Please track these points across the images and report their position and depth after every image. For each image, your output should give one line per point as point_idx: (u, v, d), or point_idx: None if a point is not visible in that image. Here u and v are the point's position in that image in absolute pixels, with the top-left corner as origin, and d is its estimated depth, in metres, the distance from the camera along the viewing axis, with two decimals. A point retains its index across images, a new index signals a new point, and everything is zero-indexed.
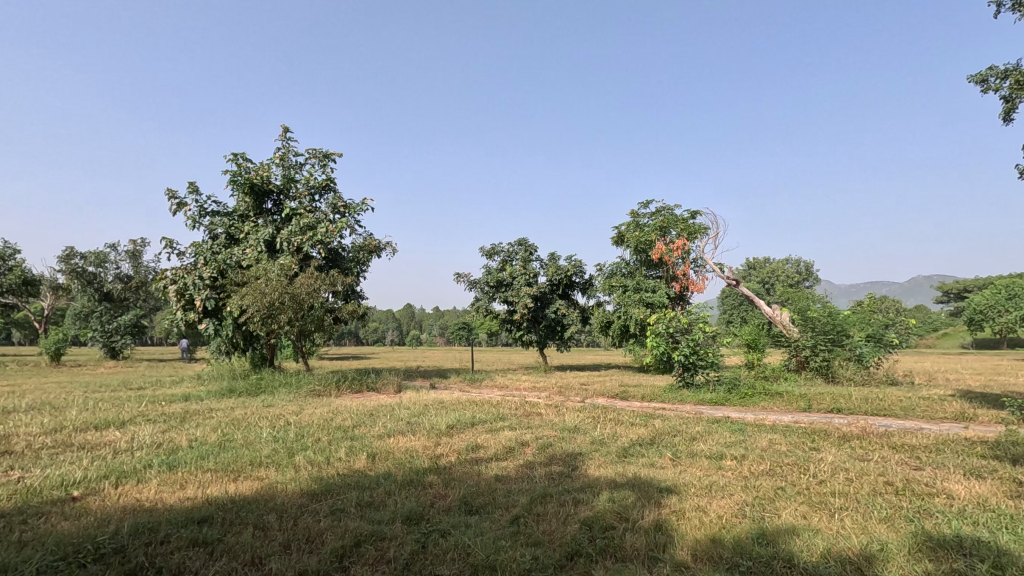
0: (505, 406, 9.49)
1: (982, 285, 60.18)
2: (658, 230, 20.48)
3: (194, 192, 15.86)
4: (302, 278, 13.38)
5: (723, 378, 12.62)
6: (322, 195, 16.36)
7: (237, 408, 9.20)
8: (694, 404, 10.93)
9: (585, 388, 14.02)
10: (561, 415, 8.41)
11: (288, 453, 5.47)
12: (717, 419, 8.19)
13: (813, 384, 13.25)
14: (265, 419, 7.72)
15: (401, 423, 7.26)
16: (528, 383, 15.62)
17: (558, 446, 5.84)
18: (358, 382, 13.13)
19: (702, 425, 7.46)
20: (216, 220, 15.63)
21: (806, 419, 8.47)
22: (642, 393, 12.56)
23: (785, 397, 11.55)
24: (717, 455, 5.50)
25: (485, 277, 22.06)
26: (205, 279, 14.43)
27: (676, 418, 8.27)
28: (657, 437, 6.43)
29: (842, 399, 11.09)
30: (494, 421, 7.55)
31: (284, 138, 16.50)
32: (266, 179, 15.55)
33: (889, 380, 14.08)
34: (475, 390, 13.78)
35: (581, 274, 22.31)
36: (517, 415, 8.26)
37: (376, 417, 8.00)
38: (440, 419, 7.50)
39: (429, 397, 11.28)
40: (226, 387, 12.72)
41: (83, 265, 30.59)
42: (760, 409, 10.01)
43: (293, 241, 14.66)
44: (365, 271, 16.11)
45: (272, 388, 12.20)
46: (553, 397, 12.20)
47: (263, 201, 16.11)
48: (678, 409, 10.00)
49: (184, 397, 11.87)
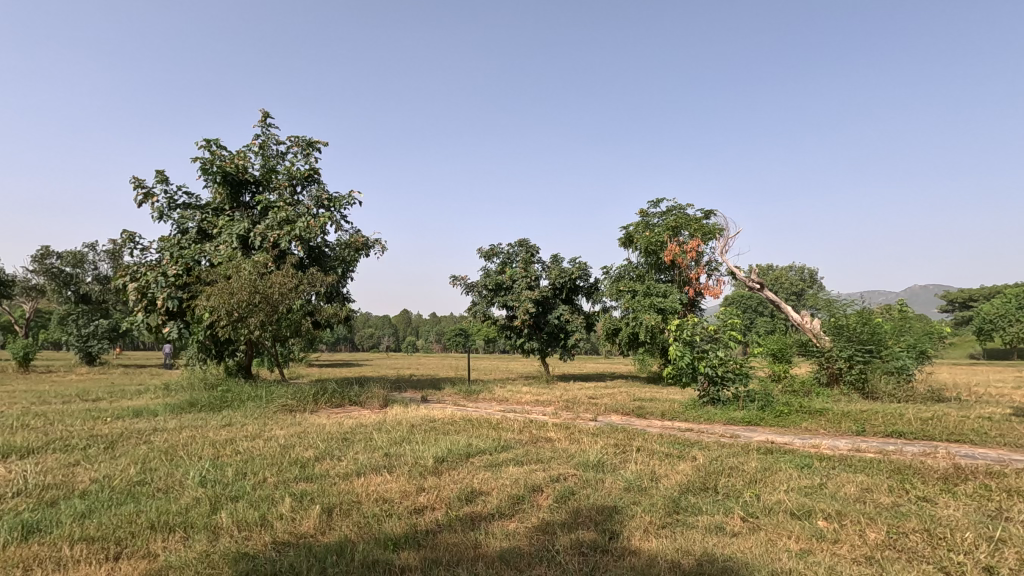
0: (507, 429, 7.95)
1: (989, 295, 58.97)
2: (669, 230, 19.06)
3: (161, 181, 14.36)
4: (277, 275, 11.88)
5: (754, 394, 11.13)
6: (305, 187, 14.93)
7: (185, 430, 7.67)
8: (725, 425, 9.47)
9: (594, 403, 12.52)
10: (576, 441, 6.91)
11: (211, 508, 3.94)
12: (768, 449, 6.70)
13: (853, 401, 11.80)
14: (209, 447, 6.19)
15: (378, 454, 5.74)
16: (531, 396, 14.11)
17: (583, 496, 4.31)
18: (338, 395, 11.63)
19: (756, 459, 5.97)
20: (186, 214, 14.16)
21: (875, 449, 6.98)
22: (661, 409, 11.10)
23: (827, 417, 10.06)
24: (804, 512, 3.97)
25: (484, 280, 20.61)
26: (169, 277, 12.89)
27: (718, 447, 6.78)
28: (710, 478, 4.91)
29: (895, 421, 9.59)
30: (496, 452, 6.04)
31: (264, 124, 15.09)
32: (242, 168, 14.12)
33: (934, 396, 12.56)
34: (472, 405, 12.28)
35: (586, 277, 20.87)
36: (523, 442, 6.77)
37: (348, 444, 6.50)
38: (429, 449, 6.00)
39: (419, 415, 9.76)
40: (189, 399, 11.16)
41: (60, 265, 29.12)
42: (807, 433, 8.53)
43: (270, 236, 13.21)
44: (352, 270, 14.66)
45: (239, 402, 10.66)
46: (560, 414, 10.68)
47: (240, 193, 14.67)
48: (710, 432, 8.55)
49: (136, 411, 10.30)
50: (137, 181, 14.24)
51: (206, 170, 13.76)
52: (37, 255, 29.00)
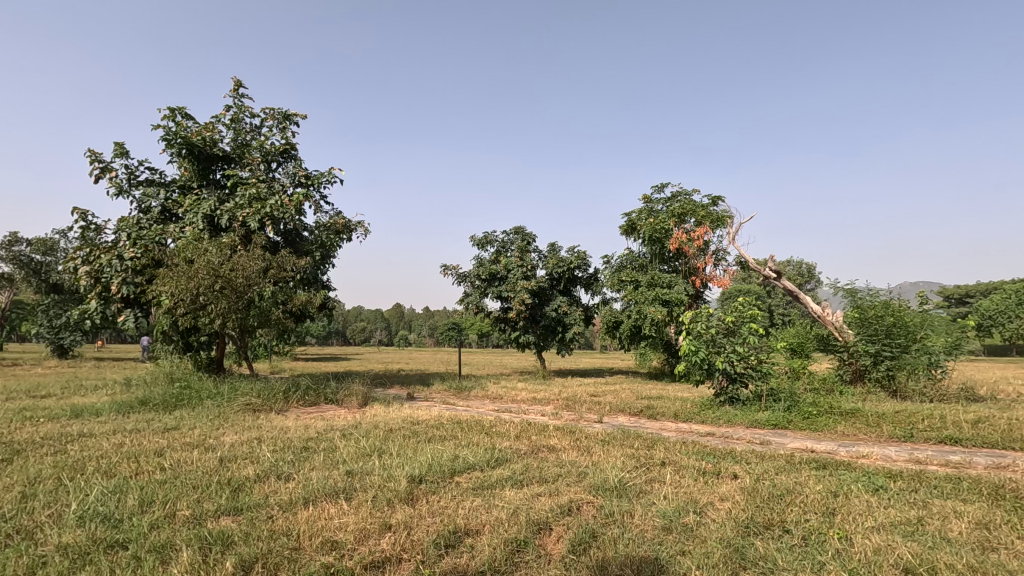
0: (502, 436, 6.73)
1: (987, 291, 58.47)
2: (674, 217, 17.87)
3: (121, 154, 12.95)
4: (243, 257, 10.63)
5: (778, 393, 9.93)
6: (281, 163, 13.64)
7: (115, 436, 6.38)
8: (750, 430, 8.34)
9: (598, 402, 11.36)
10: (585, 453, 5.73)
11: (69, 568, 2.69)
12: (820, 463, 5.53)
13: (883, 401, 10.70)
14: (129, 461, 4.91)
15: (338, 472, 4.51)
16: (528, 393, 12.93)
17: (611, 541, 3.10)
18: (313, 392, 10.42)
19: (812, 477, 4.80)
20: (148, 192, 12.84)
21: (944, 464, 5.82)
22: (673, 410, 9.91)
23: (862, 420, 8.91)
24: (926, 569, 2.80)
25: (477, 270, 19.41)
26: (125, 260, 11.56)
27: (757, 460, 5.62)
28: (770, 509, 3.72)
29: (942, 425, 8.44)
30: (490, 469, 4.84)
31: (236, 94, 13.71)
32: (211, 140, 12.78)
33: (969, 394, 11.47)
34: (462, 405, 11.10)
35: (585, 268, 19.71)
36: (522, 454, 5.58)
37: (307, 457, 5.28)
38: (405, 464, 4.79)
39: (401, 417, 8.54)
40: (142, 396, 9.87)
41: (29, 253, 27.59)
42: (849, 440, 7.41)
43: (238, 215, 11.95)
44: (331, 255, 13.46)
45: (197, 400, 9.36)
46: (562, 416, 9.49)
47: (209, 170, 13.33)
48: (737, 439, 7.39)
49: (77, 411, 9.00)
50: (94, 155, 12.86)
51: (169, 141, 12.38)
52: (4, 242, 27.45)
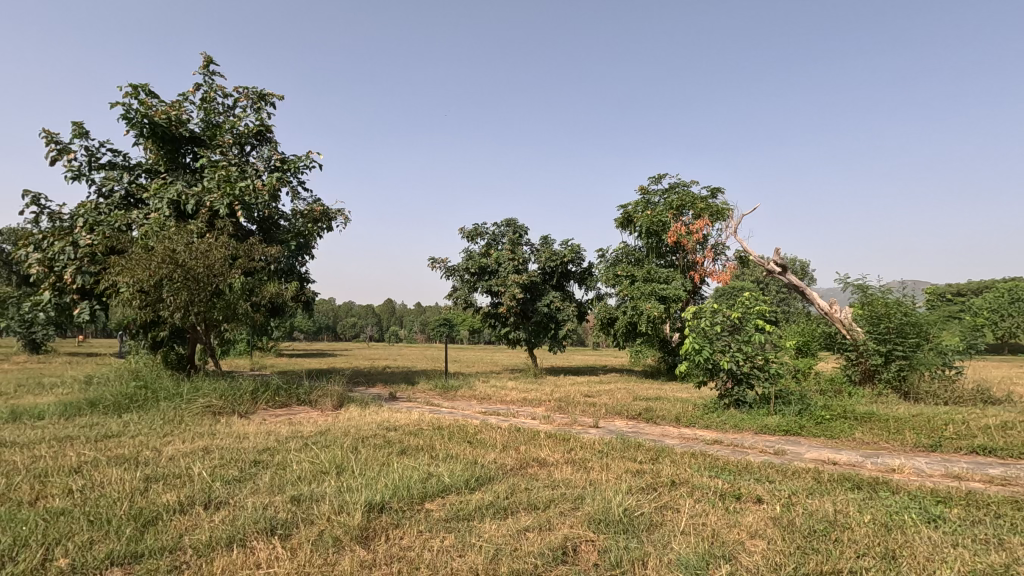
0: (486, 447, 5.93)
1: (978, 290, 58.46)
2: (671, 209, 17.13)
3: (80, 135, 11.99)
4: (206, 245, 9.73)
5: (787, 396, 9.20)
6: (255, 146, 12.73)
7: (40, 446, 5.53)
8: (760, 437, 7.61)
9: (592, 403, 10.61)
10: (580, 469, 4.94)
11: None
12: (853, 482, 4.79)
13: (897, 404, 10.01)
14: (33, 482, 4.08)
15: (281, 498, 3.69)
16: (518, 393, 12.16)
17: None
18: (284, 393, 9.58)
19: (851, 503, 4.04)
20: (110, 175, 11.90)
21: (991, 482, 5.09)
22: (674, 413, 9.17)
23: (879, 426, 8.22)
24: None
25: (465, 263, 18.59)
26: (79, 247, 10.60)
27: (780, 478, 4.86)
28: (819, 554, 2.94)
29: (969, 431, 7.74)
30: (469, 492, 4.04)
31: (207, 71, 12.74)
32: (177, 120, 11.83)
33: (984, 395, 10.83)
34: (447, 407, 10.31)
35: (579, 262, 18.93)
36: (508, 471, 4.78)
37: (255, 475, 4.46)
38: (367, 486, 3.98)
39: (377, 421, 7.73)
40: (93, 397, 8.96)
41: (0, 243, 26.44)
42: (872, 450, 6.69)
43: (205, 200, 11.05)
44: (308, 245, 12.62)
45: (153, 401, 8.48)
46: (554, 420, 8.71)
47: (177, 152, 12.40)
48: (749, 450, 6.62)
49: (16, 413, 8.08)
50: (49, 135, 11.86)
51: (131, 119, 11.41)
52: None
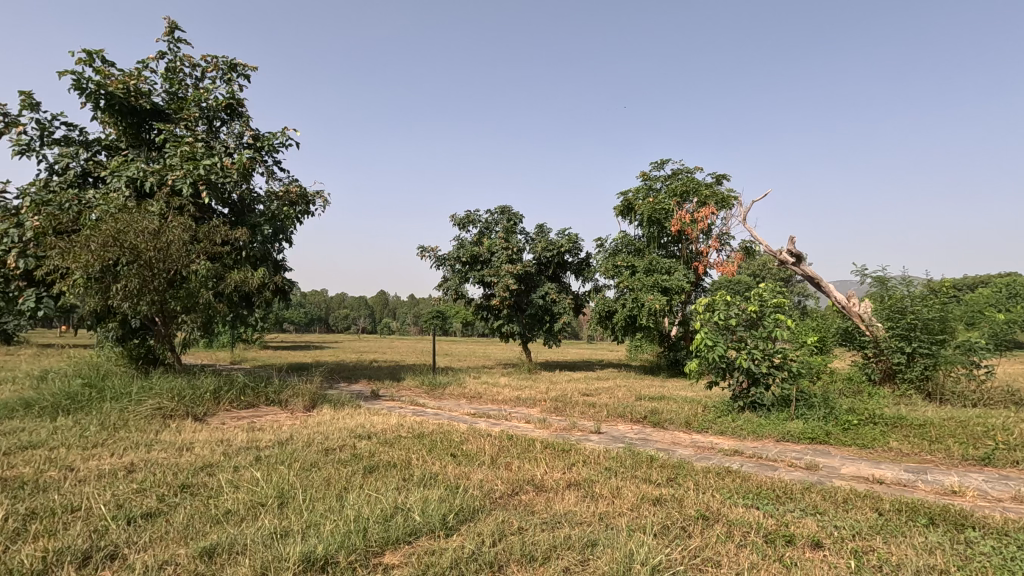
0: (471, 464, 4.98)
1: (975, 285, 57.95)
2: (675, 196, 16.19)
3: (30, 106, 10.88)
4: (162, 226, 8.69)
5: (809, 398, 8.31)
6: (225, 121, 11.64)
7: None
8: (785, 447, 6.74)
9: (592, 404, 9.69)
10: (585, 496, 4.02)
11: None
12: (925, 514, 3.88)
13: (926, 407, 9.15)
14: None
15: (189, 551, 2.75)
16: (510, 391, 11.23)
17: None
18: (249, 393, 8.61)
19: (937, 551, 3.14)
20: (63, 151, 10.81)
21: None
22: (683, 416, 8.29)
23: (915, 433, 7.35)
24: None
25: (457, 253, 17.62)
26: (23, 229, 9.52)
27: (833, 508, 3.95)
28: None
29: (1017, 440, 6.88)
30: (446, 535, 3.12)
31: (171, 38, 11.57)
32: (137, 90, 10.72)
33: (1015, 397, 9.97)
34: (433, 408, 9.36)
35: (576, 252, 17.99)
36: (498, 499, 3.87)
37: (175, 508, 3.51)
38: (312, 529, 3.04)
39: (350, 427, 6.78)
40: (31, 396, 7.93)
41: None
42: (920, 466, 5.81)
43: (166, 178, 9.99)
44: (285, 230, 11.62)
45: (96, 402, 7.48)
46: (551, 424, 7.80)
47: (139, 127, 11.31)
48: (778, 465, 5.71)
49: None
50: None
51: (84, 88, 10.27)
52: None
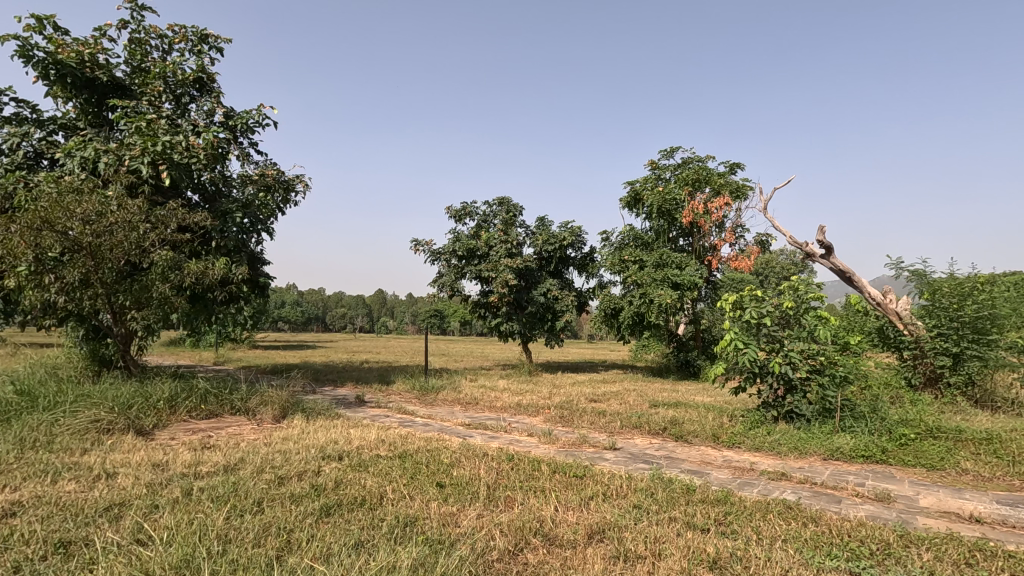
0: (461, 500, 3.88)
1: None
2: (685, 185, 15.11)
3: None
4: (112, 209, 7.59)
5: (856, 407, 7.22)
6: (195, 98, 10.53)
7: None
8: (839, 468, 5.65)
9: (603, 413, 8.58)
10: (614, 556, 2.93)
11: None
12: None
13: (982, 417, 8.06)
14: None
15: None
16: (510, 397, 10.12)
17: None
18: (210, 400, 7.51)
19: None
20: (11, 130, 9.67)
21: None
22: (710, 428, 7.19)
23: (986, 449, 6.26)
24: None
25: (452, 246, 16.51)
26: None
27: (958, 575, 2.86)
28: None
29: None
30: None
31: (134, 6, 10.44)
32: (93, 61, 9.59)
33: None
34: (422, 417, 8.23)
35: (578, 246, 16.91)
36: (495, 564, 2.78)
37: None
38: None
39: (319, 444, 5.67)
40: None
41: None
42: (1015, 495, 4.72)
43: (124, 158, 8.89)
44: (261, 219, 10.55)
45: (23, 413, 6.36)
46: (557, 437, 6.70)
47: (97, 104, 10.18)
48: (844, 496, 4.60)
49: None
50: None
51: (33, 58, 9.14)
52: None
